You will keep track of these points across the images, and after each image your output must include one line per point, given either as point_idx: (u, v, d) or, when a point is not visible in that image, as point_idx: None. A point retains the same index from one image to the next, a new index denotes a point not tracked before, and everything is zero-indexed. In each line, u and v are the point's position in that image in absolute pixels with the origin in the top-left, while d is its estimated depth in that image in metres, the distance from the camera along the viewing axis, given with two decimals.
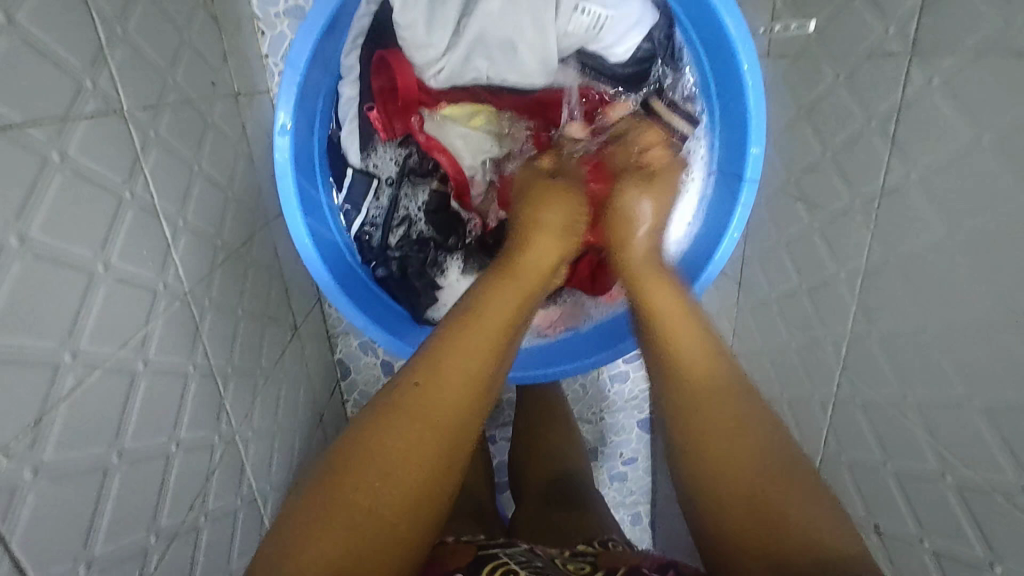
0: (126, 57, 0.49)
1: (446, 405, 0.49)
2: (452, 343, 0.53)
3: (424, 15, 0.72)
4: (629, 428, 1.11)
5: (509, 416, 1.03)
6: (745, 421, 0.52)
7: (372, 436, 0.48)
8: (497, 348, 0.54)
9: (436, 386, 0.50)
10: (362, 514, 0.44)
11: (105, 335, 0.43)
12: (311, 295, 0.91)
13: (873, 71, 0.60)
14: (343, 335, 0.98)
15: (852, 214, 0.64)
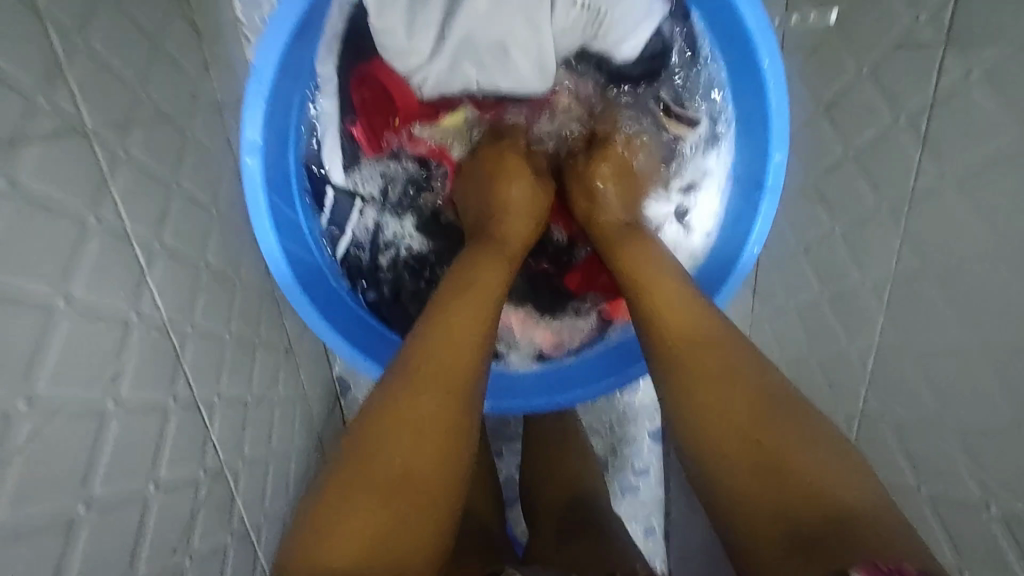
0: (89, 71, 0.46)
1: (448, 360, 0.53)
2: (441, 311, 0.56)
3: (407, 19, 0.69)
4: (641, 438, 1.07)
5: (518, 429, 0.99)
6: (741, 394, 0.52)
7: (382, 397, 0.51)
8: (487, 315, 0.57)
9: (431, 350, 0.53)
10: (387, 472, 0.47)
11: (67, 376, 0.40)
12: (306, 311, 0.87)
13: (901, 63, 0.55)
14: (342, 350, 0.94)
15: (878, 218, 0.60)
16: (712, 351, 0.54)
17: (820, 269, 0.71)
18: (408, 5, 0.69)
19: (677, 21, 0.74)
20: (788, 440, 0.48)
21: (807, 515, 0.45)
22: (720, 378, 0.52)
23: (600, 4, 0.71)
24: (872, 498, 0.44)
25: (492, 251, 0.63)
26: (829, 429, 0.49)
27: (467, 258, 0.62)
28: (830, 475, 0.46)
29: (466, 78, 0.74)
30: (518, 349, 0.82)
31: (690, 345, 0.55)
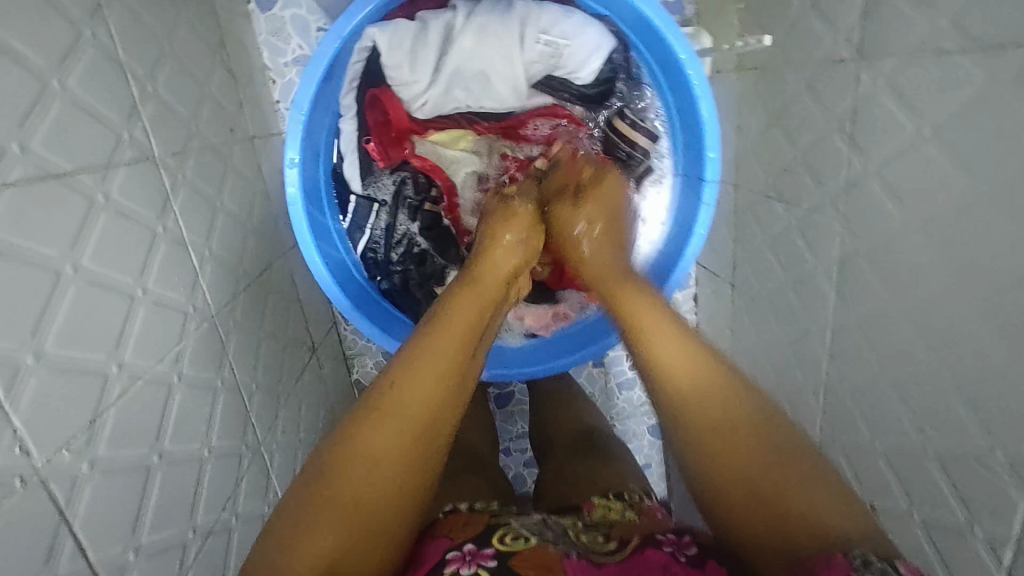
0: (156, 111, 0.57)
1: (422, 409, 0.55)
2: (413, 363, 0.57)
3: (408, 56, 0.80)
4: (640, 434, 1.15)
5: (523, 428, 1.15)
6: (741, 412, 0.54)
7: (350, 433, 0.53)
8: (460, 360, 0.59)
9: (405, 398, 0.55)
10: (361, 514, 0.51)
11: (143, 351, 0.49)
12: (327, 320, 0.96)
13: (829, 77, 0.67)
14: (359, 357, 1.03)
15: (829, 208, 0.69)
16: (717, 394, 0.55)
17: (790, 257, 0.80)
18: (409, 42, 0.79)
19: (624, 48, 0.83)
20: (763, 457, 0.52)
21: (778, 526, 0.50)
22: (714, 424, 0.54)
23: (562, 39, 0.81)
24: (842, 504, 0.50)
25: (467, 298, 0.63)
26: (796, 437, 0.54)
27: (445, 308, 0.61)
28: (804, 497, 0.50)
29: (459, 103, 0.86)
30: (508, 327, 0.92)
31: (683, 393, 0.56)
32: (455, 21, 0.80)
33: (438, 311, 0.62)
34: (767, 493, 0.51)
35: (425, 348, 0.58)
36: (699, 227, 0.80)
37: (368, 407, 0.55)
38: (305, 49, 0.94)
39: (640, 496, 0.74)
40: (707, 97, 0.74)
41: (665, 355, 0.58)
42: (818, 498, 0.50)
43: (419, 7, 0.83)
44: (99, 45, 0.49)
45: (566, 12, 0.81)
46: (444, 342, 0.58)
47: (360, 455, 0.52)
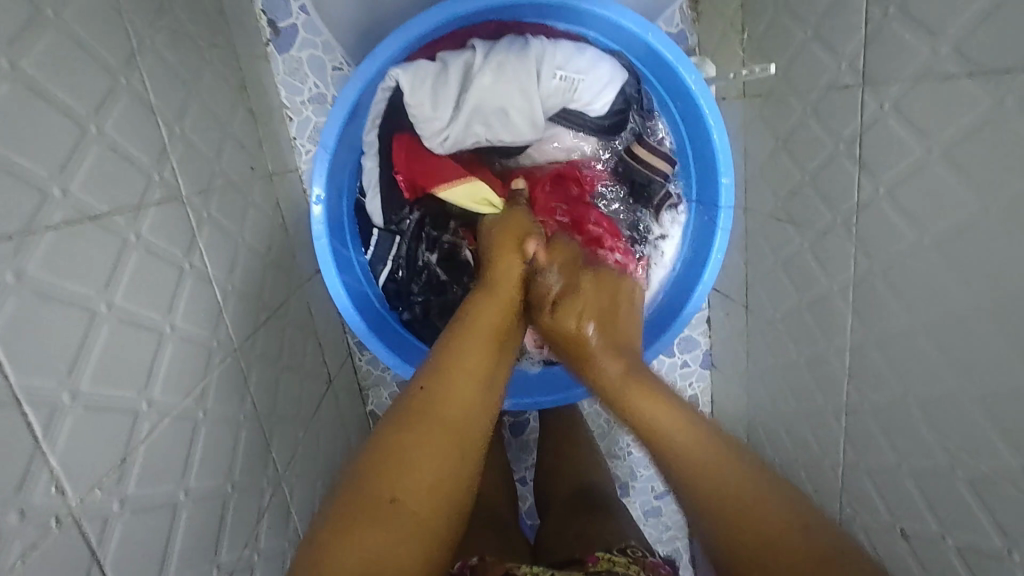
0: (100, 155, 0.45)
1: (471, 421, 0.52)
2: (444, 360, 0.55)
3: (429, 88, 0.63)
4: None
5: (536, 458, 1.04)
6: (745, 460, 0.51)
7: (398, 444, 0.49)
8: (495, 345, 0.57)
9: (439, 406, 0.51)
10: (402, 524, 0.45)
11: (68, 479, 0.37)
12: (310, 385, 0.84)
13: (924, 94, 0.52)
14: (374, 387, 1.08)
15: (922, 255, 0.55)
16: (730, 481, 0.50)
17: (859, 311, 0.66)
18: (432, 72, 0.63)
19: (635, 81, 0.69)
20: (749, 494, 0.49)
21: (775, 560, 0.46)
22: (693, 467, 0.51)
23: (579, 73, 0.65)
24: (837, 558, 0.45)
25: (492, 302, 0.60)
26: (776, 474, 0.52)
27: (474, 313, 0.59)
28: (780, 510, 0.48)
29: (480, 140, 0.68)
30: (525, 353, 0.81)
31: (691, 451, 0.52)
32: (475, 58, 0.63)
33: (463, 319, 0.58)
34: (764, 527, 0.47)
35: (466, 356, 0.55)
36: (712, 268, 0.68)
37: (403, 410, 0.51)
38: (321, 88, 0.92)
39: (643, 551, 0.63)
40: (722, 128, 0.62)
41: (670, 437, 0.53)
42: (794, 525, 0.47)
43: (439, 46, 0.65)
44: (19, 78, 0.38)
45: (578, 46, 0.65)
46: (478, 333, 0.57)
47: (407, 443, 0.49)
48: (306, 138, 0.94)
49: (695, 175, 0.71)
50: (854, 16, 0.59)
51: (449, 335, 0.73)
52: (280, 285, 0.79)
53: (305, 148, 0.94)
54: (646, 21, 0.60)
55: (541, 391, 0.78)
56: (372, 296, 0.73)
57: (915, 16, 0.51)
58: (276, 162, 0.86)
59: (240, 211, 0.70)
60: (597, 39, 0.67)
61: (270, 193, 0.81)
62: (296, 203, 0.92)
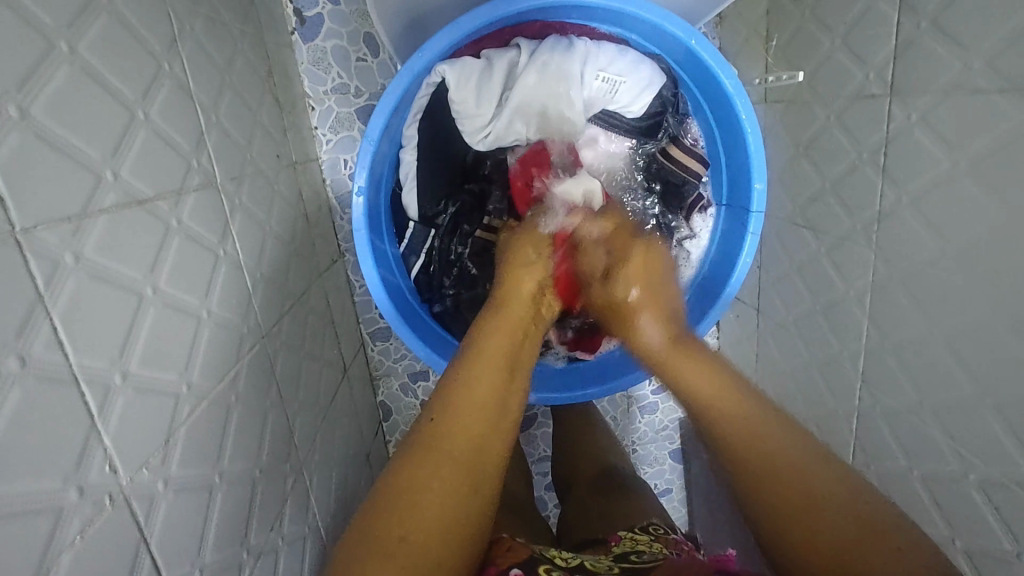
0: (148, 141, 0.46)
1: (483, 471, 0.51)
2: (438, 417, 0.53)
3: (475, 87, 0.64)
4: (661, 459, 1.17)
5: (545, 451, 1.06)
6: (764, 416, 0.55)
7: (382, 538, 0.46)
8: (506, 378, 0.57)
9: (439, 459, 0.50)
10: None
11: (120, 459, 0.38)
12: (327, 374, 0.84)
13: (954, 106, 0.53)
14: (385, 378, 1.09)
15: (944, 264, 0.57)
16: (760, 422, 0.55)
17: (876, 317, 0.67)
18: (479, 71, 0.64)
19: (673, 84, 0.69)
20: (783, 447, 0.53)
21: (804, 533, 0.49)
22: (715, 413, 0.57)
23: (620, 75, 0.66)
24: (910, 545, 0.46)
25: (502, 323, 0.60)
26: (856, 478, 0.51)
27: (451, 374, 0.56)
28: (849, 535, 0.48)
29: (519, 136, 0.69)
30: (551, 348, 0.85)
31: (716, 405, 0.57)
32: (519, 57, 0.64)
33: (450, 379, 0.56)
34: (802, 499, 0.51)
35: (462, 401, 0.54)
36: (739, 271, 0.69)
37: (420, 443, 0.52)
38: (345, 78, 0.92)
39: (664, 529, 0.66)
40: (758, 135, 0.63)
41: (694, 381, 0.59)
42: (820, 480, 0.51)
43: (483, 43, 0.66)
44: (78, 62, 0.39)
45: (620, 48, 0.66)
46: (474, 389, 0.55)
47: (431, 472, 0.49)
48: (327, 127, 0.94)
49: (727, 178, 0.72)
50: (884, 28, 0.60)
51: None
52: (301, 274, 0.80)
53: (326, 138, 0.94)
54: (692, 26, 0.61)
55: (566, 388, 0.79)
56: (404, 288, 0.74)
57: (949, 30, 0.52)
58: (299, 151, 0.86)
59: (267, 200, 0.71)
60: (638, 42, 0.68)
61: (294, 181, 0.82)
62: (316, 192, 0.92)
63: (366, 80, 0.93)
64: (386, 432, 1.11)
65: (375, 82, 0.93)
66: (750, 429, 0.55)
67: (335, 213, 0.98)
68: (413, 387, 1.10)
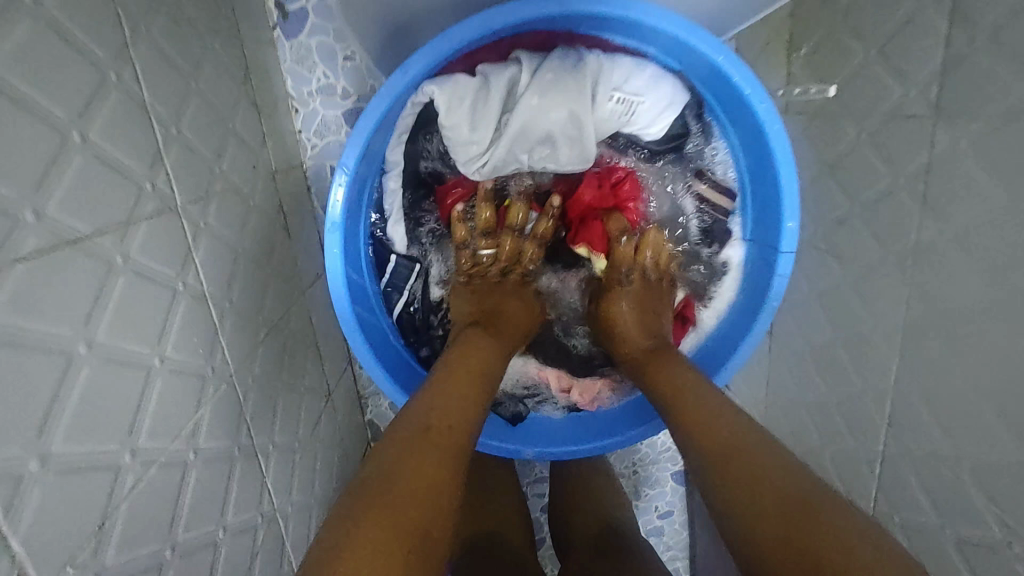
0: (86, 167, 0.39)
1: None
2: None
3: (468, 112, 0.60)
4: (663, 480, 1.12)
5: (543, 473, 1.00)
6: (766, 449, 0.49)
7: None
8: (394, 506, 0.42)
9: None
10: None
11: (33, 561, 0.32)
12: (308, 402, 0.78)
13: (1012, 137, 0.47)
14: (373, 396, 1.03)
15: (990, 312, 0.50)
16: (767, 471, 0.48)
17: (909, 361, 0.61)
18: (473, 92, 0.59)
19: (698, 106, 0.67)
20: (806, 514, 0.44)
21: None
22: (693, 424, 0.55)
23: (638, 95, 0.62)
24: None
25: (394, 445, 0.47)
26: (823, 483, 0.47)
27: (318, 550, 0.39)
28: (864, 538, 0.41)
29: (518, 160, 0.66)
30: (550, 398, 0.79)
31: (726, 449, 0.51)
32: (520, 75, 0.59)
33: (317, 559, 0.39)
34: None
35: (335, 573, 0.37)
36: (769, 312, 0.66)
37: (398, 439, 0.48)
38: (331, 78, 0.85)
39: None
40: (791, 167, 0.60)
41: (685, 404, 0.57)
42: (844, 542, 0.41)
43: (478, 55, 0.61)
44: None
45: (637, 61, 0.62)
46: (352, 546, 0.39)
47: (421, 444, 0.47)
48: (312, 131, 0.87)
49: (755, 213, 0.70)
50: (935, 39, 0.54)
51: None
52: (280, 296, 0.73)
53: (311, 142, 0.87)
54: (721, 43, 0.56)
55: (564, 442, 0.75)
56: (386, 329, 0.72)
57: (1010, 49, 0.46)
58: (279, 159, 0.79)
59: (241, 219, 0.64)
60: (657, 55, 0.62)
61: (273, 194, 0.75)
62: (300, 200, 0.85)
63: (354, 79, 0.85)
64: (372, 454, 1.06)
65: (364, 82, 0.85)
66: (743, 470, 0.49)
67: (322, 221, 0.91)
68: None
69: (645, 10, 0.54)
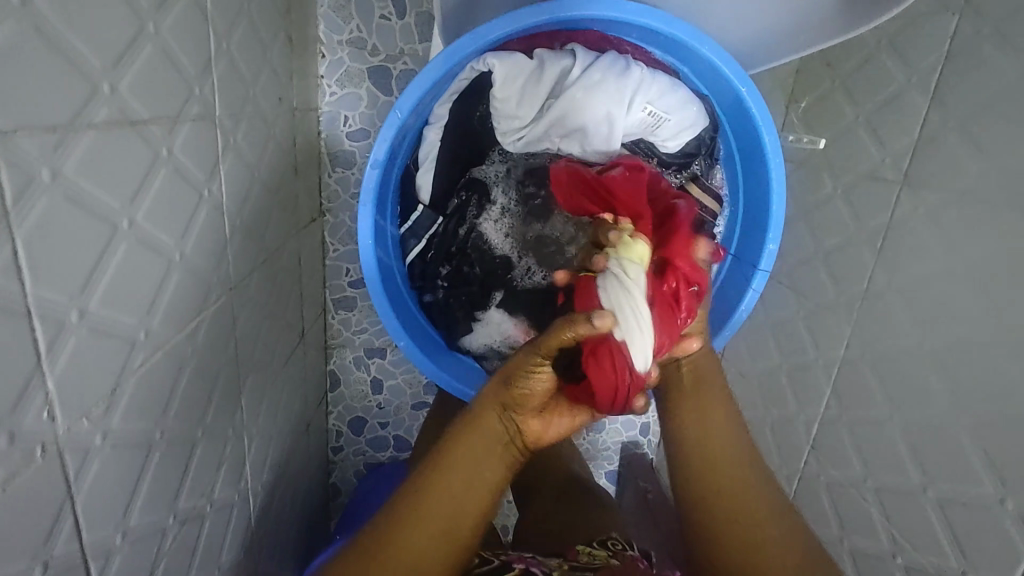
0: (152, 59, 0.41)
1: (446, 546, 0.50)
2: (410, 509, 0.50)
3: (519, 91, 0.58)
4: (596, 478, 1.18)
5: None
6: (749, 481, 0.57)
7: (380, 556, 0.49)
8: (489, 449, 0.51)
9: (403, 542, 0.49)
10: None
11: (63, 405, 0.34)
12: (285, 335, 0.80)
13: (962, 210, 0.55)
14: (339, 347, 1.05)
15: (918, 355, 0.58)
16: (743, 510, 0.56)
17: (838, 389, 0.69)
18: (527, 74, 0.58)
19: (714, 128, 0.63)
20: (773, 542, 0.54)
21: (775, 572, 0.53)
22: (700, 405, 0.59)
23: (667, 113, 0.59)
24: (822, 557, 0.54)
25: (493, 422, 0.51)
26: (759, 473, 0.58)
27: (433, 463, 0.51)
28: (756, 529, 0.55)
29: (554, 150, 0.63)
30: None
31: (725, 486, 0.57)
32: (573, 68, 0.57)
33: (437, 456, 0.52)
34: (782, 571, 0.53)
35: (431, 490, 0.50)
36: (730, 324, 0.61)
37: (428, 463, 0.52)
38: (363, 32, 0.87)
39: (623, 545, 0.68)
40: (783, 195, 0.57)
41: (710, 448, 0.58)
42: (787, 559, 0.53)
43: (537, 42, 0.60)
44: None
45: (673, 82, 0.59)
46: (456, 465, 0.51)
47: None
48: (334, 79, 0.89)
49: (744, 224, 0.63)
50: (912, 116, 0.61)
51: (466, 325, 0.68)
52: (279, 224, 0.75)
53: (330, 89, 0.89)
54: (747, 75, 0.54)
55: None
56: (397, 272, 0.67)
57: (973, 134, 0.54)
58: (301, 97, 0.81)
59: (262, 142, 0.66)
60: (690, 77, 0.61)
61: (291, 126, 0.77)
62: (309, 142, 0.87)
63: (385, 37, 0.87)
64: (329, 402, 1.08)
65: (393, 42, 0.88)
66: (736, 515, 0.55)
67: (324, 168, 0.93)
68: (366, 362, 1.06)
69: (683, 29, 0.54)
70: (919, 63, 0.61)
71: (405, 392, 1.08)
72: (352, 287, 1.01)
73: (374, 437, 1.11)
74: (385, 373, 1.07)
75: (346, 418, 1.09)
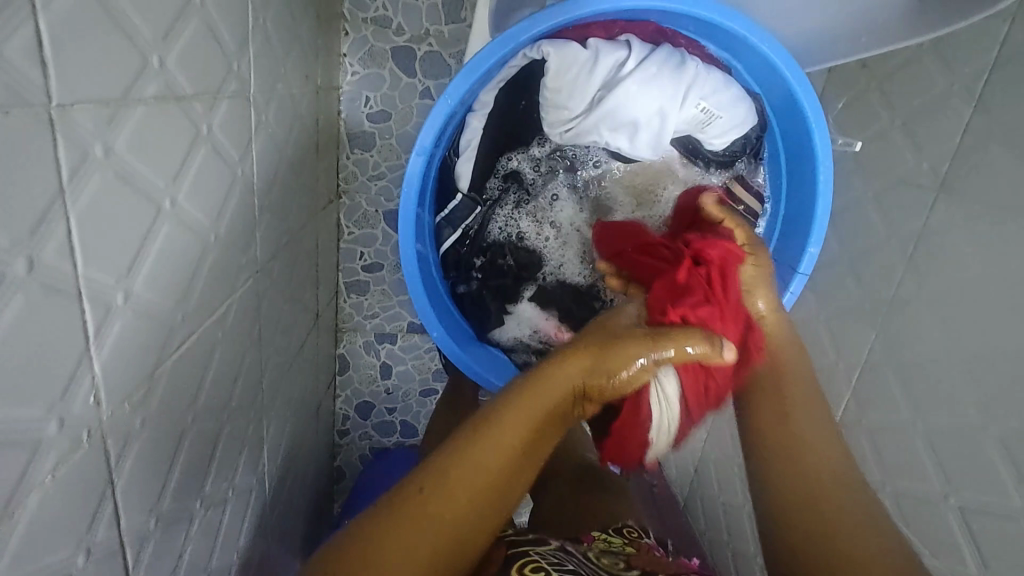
0: (197, 32, 0.39)
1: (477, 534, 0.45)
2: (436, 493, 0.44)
3: (571, 83, 0.57)
4: None
5: None
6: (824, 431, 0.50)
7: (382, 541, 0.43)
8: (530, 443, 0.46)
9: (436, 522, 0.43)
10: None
11: (106, 390, 0.33)
12: (301, 317, 0.78)
13: (1000, 219, 0.55)
14: (351, 331, 1.04)
15: (946, 364, 0.58)
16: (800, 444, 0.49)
17: (858, 393, 0.69)
18: (581, 65, 0.56)
19: (762, 127, 0.62)
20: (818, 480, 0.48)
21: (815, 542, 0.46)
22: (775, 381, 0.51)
23: (718, 110, 0.59)
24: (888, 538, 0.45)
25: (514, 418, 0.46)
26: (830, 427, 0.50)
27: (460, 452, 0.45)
28: (827, 489, 0.47)
29: (599, 144, 0.62)
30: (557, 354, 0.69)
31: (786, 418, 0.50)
32: (629, 60, 0.56)
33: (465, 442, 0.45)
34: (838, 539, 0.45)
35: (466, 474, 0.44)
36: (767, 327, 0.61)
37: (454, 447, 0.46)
38: (388, 11, 0.85)
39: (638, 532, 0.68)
40: (829, 199, 0.56)
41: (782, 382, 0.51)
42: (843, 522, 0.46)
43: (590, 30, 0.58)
44: None
45: (726, 79, 0.59)
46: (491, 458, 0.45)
47: None
48: (356, 57, 0.87)
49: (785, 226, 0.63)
50: (952, 123, 0.61)
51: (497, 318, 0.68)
52: (301, 206, 0.73)
53: (352, 68, 0.87)
54: (804, 74, 0.53)
55: None
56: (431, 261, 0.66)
57: (1018, 144, 0.54)
58: (325, 76, 0.79)
59: (288, 120, 0.64)
60: (741, 73, 0.60)
61: (315, 105, 0.75)
62: (329, 122, 0.85)
63: (411, 17, 0.85)
64: (338, 385, 1.07)
65: (419, 22, 0.86)
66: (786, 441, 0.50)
67: (343, 149, 0.91)
68: (377, 347, 1.05)
69: (744, 24, 0.52)
70: (963, 69, 0.60)
71: (414, 378, 1.07)
72: (365, 271, 1.00)
73: (380, 422, 1.11)
74: (396, 358, 1.06)
75: (354, 402, 1.09)
